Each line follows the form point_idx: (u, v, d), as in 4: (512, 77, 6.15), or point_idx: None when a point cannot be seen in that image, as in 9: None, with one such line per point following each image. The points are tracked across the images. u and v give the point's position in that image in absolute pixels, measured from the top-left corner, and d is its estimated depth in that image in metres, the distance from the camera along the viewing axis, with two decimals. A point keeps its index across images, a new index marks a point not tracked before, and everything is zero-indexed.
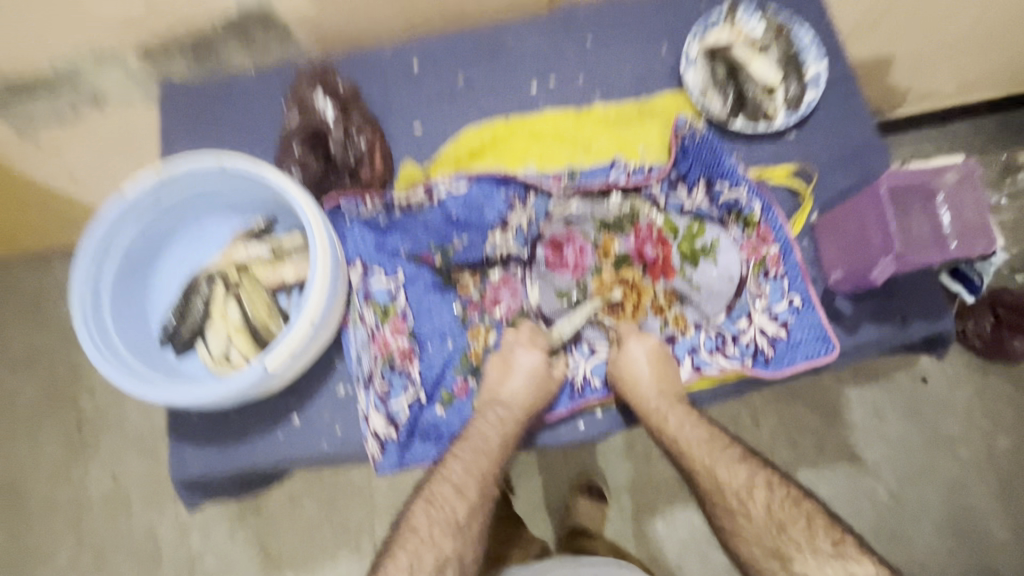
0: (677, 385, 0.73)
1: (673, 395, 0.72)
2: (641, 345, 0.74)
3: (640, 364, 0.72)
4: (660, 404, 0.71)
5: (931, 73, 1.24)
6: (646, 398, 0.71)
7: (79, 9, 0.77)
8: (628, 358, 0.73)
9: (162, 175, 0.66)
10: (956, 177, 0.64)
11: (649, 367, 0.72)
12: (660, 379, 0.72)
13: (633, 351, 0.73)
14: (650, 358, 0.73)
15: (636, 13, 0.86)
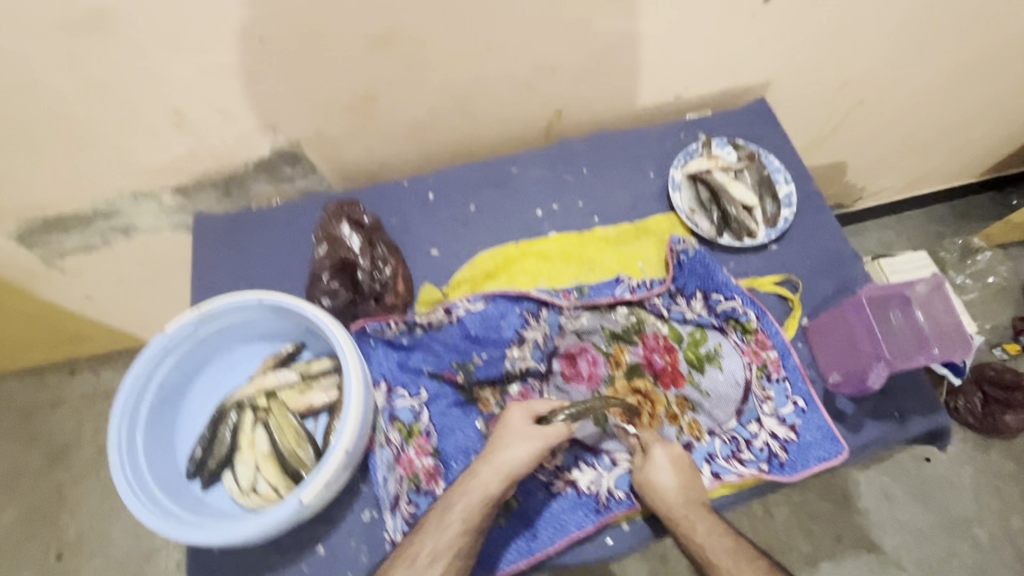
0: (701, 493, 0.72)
1: (699, 502, 0.71)
2: (664, 452, 0.74)
3: (666, 470, 0.72)
4: (687, 512, 0.70)
5: (879, 172, 1.42)
6: (668, 503, 0.70)
7: (127, 156, 0.87)
8: (654, 467, 0.73)
9: (202, 312, 0.71)
10: (926, 287, 0.72)
11: (675, 475, 0.72)
12: (688, 488, 0.71)
13: (658, 457, 0.73)
14: (675, 465, 0.73)
15: (624, 145, 0.98)
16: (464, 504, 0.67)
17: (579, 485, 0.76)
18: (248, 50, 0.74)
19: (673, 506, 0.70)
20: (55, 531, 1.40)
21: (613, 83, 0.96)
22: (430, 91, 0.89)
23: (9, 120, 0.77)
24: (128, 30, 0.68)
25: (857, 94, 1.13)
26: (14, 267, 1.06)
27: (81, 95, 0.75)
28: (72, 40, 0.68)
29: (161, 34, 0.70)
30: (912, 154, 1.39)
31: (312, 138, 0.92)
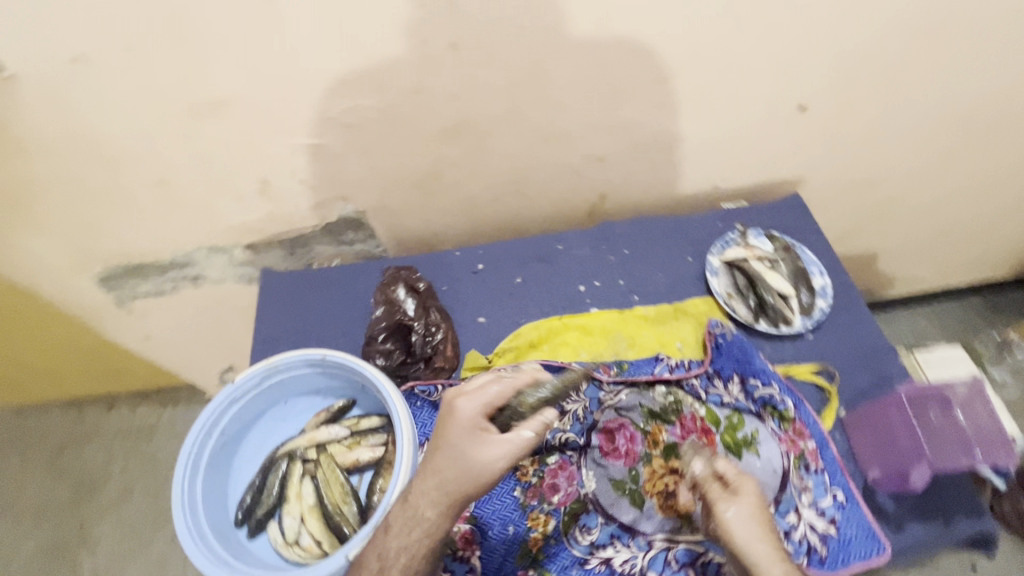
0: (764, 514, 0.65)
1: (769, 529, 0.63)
2: (742, 481, 0.67)
3: (742, 499, 0.65)
4: (760, 544, 0.61)
5: (911, 265, 1.44)
6: (743, 535, 0.62)
7: (213, 215, 0.96)
8: (732, 496, 0.66)
9: (271, 363, 0.76)
10: (965, 389, 0.74)
11: (750, 503, 0.65)
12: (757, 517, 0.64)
13: (737, 486, 0.67)
14: (749, 493, 0.66)
15: (663, 230, 1.05)
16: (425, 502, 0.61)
17: (612, 565, 0.74)
18: (337, 134, 0.85)
19: (751, 537, 0.62)
20: (71, 567, 1.42)
21: (654, 173, 1.05)
22: (488, 173, 0.98)
23: (121, 182, 0.87)
24: (242, 115, 0.79)
25: (889, 190, 1.19)
26: (89, 305, 1.15)
27: (187, 164, 0.86)
28: (193, 121, 0.79)
29: (267, 118, 0.80)
30: (942, 248, 1.41)
31: (377, 209, 1.01)
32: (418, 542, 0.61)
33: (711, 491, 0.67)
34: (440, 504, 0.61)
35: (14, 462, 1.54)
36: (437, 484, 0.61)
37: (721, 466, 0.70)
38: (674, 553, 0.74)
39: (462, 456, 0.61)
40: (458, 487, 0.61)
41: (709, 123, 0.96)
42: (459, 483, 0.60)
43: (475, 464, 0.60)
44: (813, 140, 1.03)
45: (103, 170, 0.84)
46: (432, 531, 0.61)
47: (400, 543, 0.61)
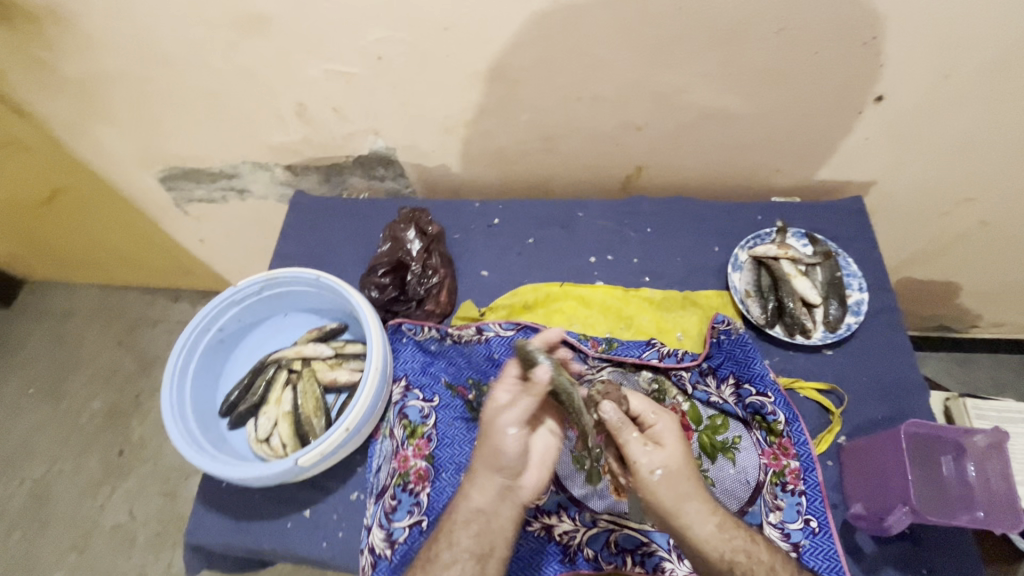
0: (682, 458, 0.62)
1: (687, 479, 0.61)
2: (659, 422, 0.65)
3: (662, 444, 0.63)
4: (684, 489, 0.61)
5: (1001, 305, 1.25)
6: (667, 480, 0.61)
7: (255, 131, 1.01)
8: (648, 440, 0.64)
9: (270, 275, 0.82)
10: (985, 441, 0.66)
11: (669, 446, 0.63)
12: (672, 463, 0.61)
13: (653, 428, 0.65)
14: (669, 433, 0.64)
15: (694, 215, 0.98)
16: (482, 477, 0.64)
17: (553, 532, 0.75)
18: (369, 64, 0.85)
19: (673, 494, 0.60)
20: (125, 429, 1.53)
21: (699, 152, 0.96)
22: (519, 127, 0.95)
23: (175, 86, 0.93)
24: (280, 33, 0.82)
25: (980, 214, 1.00)
26: (151, 201, 1.25)
27: (232, 76, 0.90)
28: (236, 34, 0.82)
29: (303, 40, 0.82)
30: None
31: (406, 148, 1.02)
32: (467, 518, 0.62)
33: (624, 433, 0.63)
34: (486, 483, 0.63)
35: (92, 332, 1.67)
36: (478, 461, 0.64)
37: (633, 406, 0.67)
38: (616, 536, 0.74)
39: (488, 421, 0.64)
40: (497, 463, 0.63)
41: (767, 103, 0.86)
42: (498, 459, 0.63)
43: (497, 432, 0.63)
44: (893, 140, 0.89)
45: (161, 73, 0.91)
46: (490, 510, 0.63)
47: (455, 518, 0.63)
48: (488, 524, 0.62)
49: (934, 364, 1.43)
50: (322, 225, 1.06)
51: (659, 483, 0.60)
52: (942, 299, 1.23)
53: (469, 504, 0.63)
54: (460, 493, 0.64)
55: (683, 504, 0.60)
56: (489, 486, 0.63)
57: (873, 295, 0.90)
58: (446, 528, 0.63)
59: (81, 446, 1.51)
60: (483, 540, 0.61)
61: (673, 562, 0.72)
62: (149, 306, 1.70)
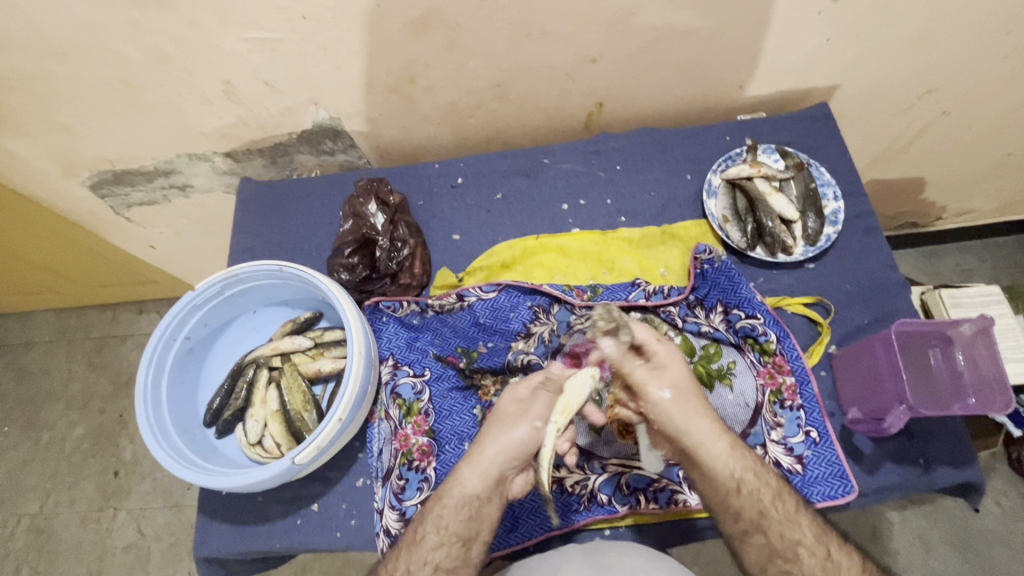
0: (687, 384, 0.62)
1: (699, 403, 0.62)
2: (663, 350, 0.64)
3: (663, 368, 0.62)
4: (689, 412, 0.61)
5: (967, 194, 1.26)
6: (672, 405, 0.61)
7: (183, 119, 0.92)
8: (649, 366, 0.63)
9: (229, 273, 0.76)
10: (970, 329, 0.67)
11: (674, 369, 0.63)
12: (682, 391, 0.62)
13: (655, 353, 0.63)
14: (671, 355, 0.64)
15: (661, 145, 0.95)
16: (472, 469, 0.63)
17: (564, 484, 0.75)
18: (293, 26, 0.77)
19: (686, 420, 0.61)
20: (115, 451, 1.48)
21: (660, 77, 0.92)
22: (469, 76, 0.88)
23: (82, 80, 0.84)
24: (186, 3, 0.72)
25: (942, 103, 0.99)
26: (89, 212, 1.15)
27: (143, 61, 0.81)
28: (136, 11, 0.73)
29: (214, 7, 0.73)
30: (1009, 175, 1.19)
31: (351, 116, 0.94)
32: (459, 503, 0.62)
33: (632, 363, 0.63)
34: (481, 468, 0.62)
35: (58, 359, 1.59)
36: (484, 448, 0.64)
37: (635, 334, 0.63)
38: (627, 478, 0.75)
39: (502, 415, 0.65)
40: (502, 450, 0.63)
41: (725, 16, 0.81)
42: (502, 449, 0.63)
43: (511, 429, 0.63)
44: (857, 37, 0.85)
45: (61, 67, 0.81)
46: (468, 496, 0.62)
47: (446, 504, 0.62)
48: (480, 508, 0.62)
49: (905, 260, 1.46)
50: (276, 212, 0.99)
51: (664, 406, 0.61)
52: (910, 195, 1.24)
53: (463, 489, 0.62)
54: (455, 477, 0.63)
55: (702, 431, 0.61)
56: (488, 474, 0.62)
57: (848, 202, 0.89)
58: (436, 512, 0.62)
59: (73, 475, 1.46)
60: (471, 524, 0.62)
61: (685, 493, 0.73)
62: (112, 322, 1.62)
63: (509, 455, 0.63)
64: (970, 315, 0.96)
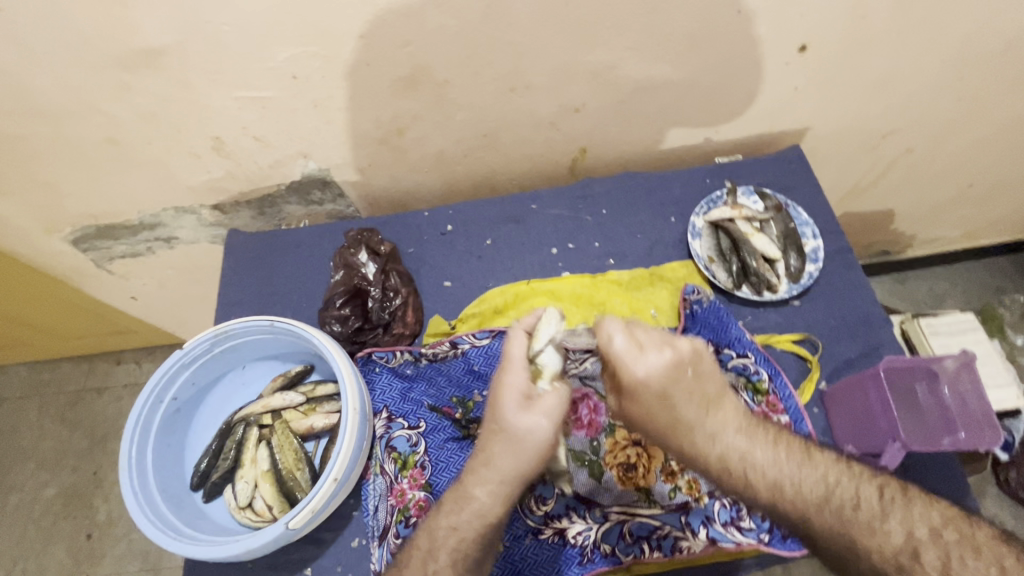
0: (687, 389, 0.61)
1: (714, 390, 0.62)
2: (666, 352, 0.60)
3: (653, 372, 0.60)
4: (677, 411, 0.61)
5: (935, 224, 1.31)
6: (652, 403, 0.60)
7: (169, 174, 0.92)
8: (645, 361, 0.60)
9: (219, 330, 0.76)
10: (956, 363, 0.69)
11: (666, 372, 0.60)
12: (670, 385, 0.60)
13: (646, 349, 0.60)
14: (671, 353, 0.60)
15: (645, 188, 0.98)
16: (485, 488, 0.62)
17: (567, 536, 0.74)
18: (283, 85, 0.79)
19: (679, 416, 0.61)
20: (88, 512, 1.41)
21: (641, 125, 0.95)
22: (456, 127, 0.91)
23: (67, 139, 0.83)
24: (179, 65, 0.74)
25: (906, 141, 1.04)
26: (69, 266, 1.13)
27: (131, 119, 0.81)
28: (128, 74, 0.74)
29: (207, 69, 0.75)
30: (973, 205, 1.25)
31: (340, 167, 0.95)
32: (477, 534, 0.61)
33: (622, 360, 0.60)
34: (502, 494, 0.62)
35: (29, 416, 1.52)
36: (497, 472, 0.62)
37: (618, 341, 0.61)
38: (629, 526, 0.74)
39: (520, 435, 0.61)
40: (522, 471, 0.62)
41: (700, 67, 0.85)
42: (522, 469, 0.61)
43: (535, 438, 0.61)
44: (823, 85, 0.91)
45: (48, 127, 0.81)
46: (481, 520, 0.61)
47: (462, 534, 0.61)
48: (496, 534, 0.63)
49: (881, 286, 1.50)
50: (265, 263, 0.99)
51: (645, 401, 0.61)
52: (882, 226, 1.29)
53: (482, 519, 0.61)
54: (471, 506, 0.62)
55: (718, 397, 0.62)
56: (508, 499, 0.62)
57: (827, 239, 0.92)
58: (451, 548, 0.60)
59: (42, 540, 1.38)
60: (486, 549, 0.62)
61: (690, 539, 0.73)
62: (87, 375, 1.56)
63: (524, 474, 0.62)
64: (949, 343, 0.99)
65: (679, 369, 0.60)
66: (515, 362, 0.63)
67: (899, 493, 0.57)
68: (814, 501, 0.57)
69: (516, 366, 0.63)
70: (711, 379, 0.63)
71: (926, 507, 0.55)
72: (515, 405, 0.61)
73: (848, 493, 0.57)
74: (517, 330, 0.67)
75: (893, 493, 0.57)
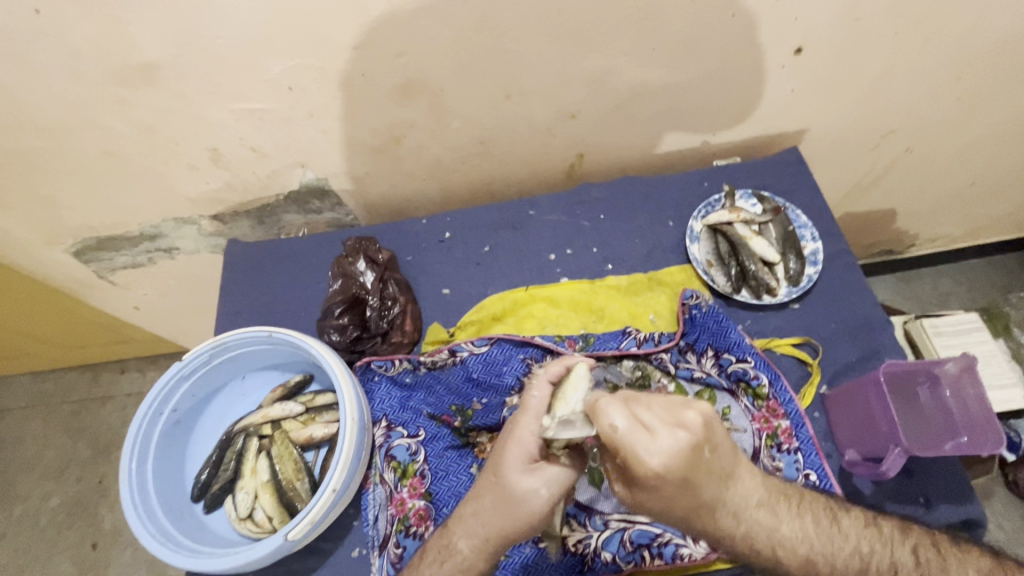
0: (697, 481, 0.51)
1: (716, 473, 0.53)
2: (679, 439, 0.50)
3: (669, 458, 0.49)
4: (694, 501, 0.52)
5: (938, 222, 1.30)
6: (669, 497, 0.51)
7: (168, 187, 0.93)
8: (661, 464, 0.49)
9: (218, 341, 0.76)
10: (957, 368, 0.68)
11: (684, 455, 0.50)
12: (687, 471, 0.50)
13: (655, 433, 0.50)
14: (683, 434, 0.50)
15: (643, 192, 0.97)
16: (465, 545, 0.62)
17: (568, 543, 0.74)
18: (279, 96, 0.79)
19: (686, 511, 0.52)
20: (94, 521, 1.41)
21: (636, 129, 0.95)
22: (453, 137, 0.91)
23: (67, 153, 0.84)
24: (175, 78, 0.74)
25: (905, 141, 1.04)
26: (71, 278, 1.14)
27: (128, 132, 0.82)
28: (125, 89, 0.75)
29: (203, 82, 0.75)
30: (975, 203, 1.24)
31: (337, 176, 0.96)
32: None
33: (631, 446, 0.50)
34: (484, 550, 0.61)
35: (34, 425, 1.53)
36: (479, 523, 0.61)
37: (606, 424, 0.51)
38: (629, 533, 0.74)
39: (515, 497, 0.59)
40: (507, 531, 0.60)
41: (694, 72, 0.85)
42: (508, 530, 0.60)
43: (529, 504, 0.59)
44: (819, 87, 0.90)
45: (46, 142, 0.81)
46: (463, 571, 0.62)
47: None
48: None
49: (884, 286, 1.49)
50: (264, 272, 0.99)
51: (660, 495, 0.51)
52: (883, 225, 1.28)
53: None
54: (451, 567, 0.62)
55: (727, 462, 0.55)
56: (490, 556, 0.62)
57: (826, 241, 0.92)
58: None
59: (48, 549, 1.39)
60: None
61: (691, 547, 0.72)
62: (91, 385, 1.57)
63: (509, 532, 0.61)
64: (952, 342, 0.98)
65: (694, 451, 0.50)
66: (531, 413, 0.63)
67: (930, 554, 0.59)
68: (851, 574, 0.58)
69: (530, 415, 0.63)
70: (726, 452, 0.55)
71: (960, 563, 0.58)
72: (519, 467, 0.60)
73: (884, 562, 0.59)
74: (542, 380, 0.65)
75: (925, 557, 0.59)
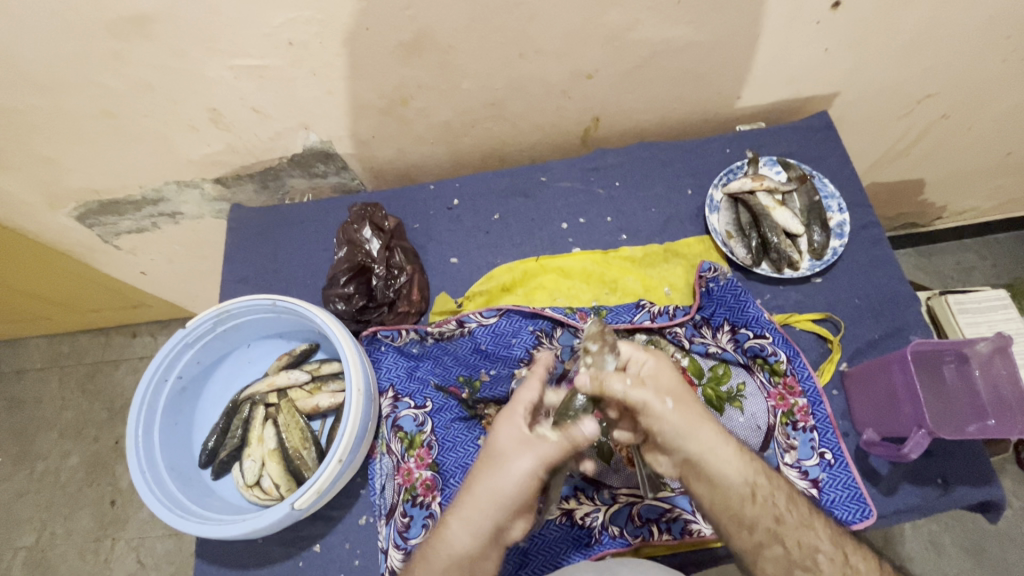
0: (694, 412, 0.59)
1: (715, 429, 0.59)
2: (649, 360, 0.62)
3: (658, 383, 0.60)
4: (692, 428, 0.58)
5: (969, 193, 1.24)
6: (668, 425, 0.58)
7: (170, 149, 0.90)
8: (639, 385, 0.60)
9: (221, 309, 0.74)
10: (988, 347, 0.65)
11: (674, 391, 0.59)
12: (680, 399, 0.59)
13: (650, 371, 0.61)
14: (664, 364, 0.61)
15: (660, 159, 0.93)
16: (459, 519, 0.58)
17: (574, 517, 0.73)
18: (280, 52, 0.75)
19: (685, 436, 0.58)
20: (111, 479, 1.45)
21: (656, 91, 0.90)
22: (463, 98, 0.86)
23: (64, 112, 0.81)
24: (168, 31, 0.70)
25: (944, 106, 0.97)
26: (76, 241, 1.12)
27: (125, 90, 0.78)
28: (119, 43, 0.71)
29: (199, 36, 0.71)
30: (1010, 174, 1.17)
31: (342, 138, 0.92)
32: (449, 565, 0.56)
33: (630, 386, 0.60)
34: (472, 523, 0.57)
35: (51, 386, 1.55)
36: (473, 496, 0.58)
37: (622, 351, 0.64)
38: (638, 508, 0.73)
39: (503, 464, 0.58)
40: (498, 498, 0.57)
41: (723, 27, 0.79)
42: (498, 496, 0.57)
43: (518, 472, 0.57)
44: (854, 46, 0.84)
45: (42, 99, 0.78)
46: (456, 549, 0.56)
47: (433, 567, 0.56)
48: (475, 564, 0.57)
49: (904, 259, 1.44)
50: (269, 239, 0.97)
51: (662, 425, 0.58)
52: (910, 196, 1.23)
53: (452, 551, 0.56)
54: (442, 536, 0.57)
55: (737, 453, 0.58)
56: (479, 527, 0.57)
57: (853, 213, 0.88)
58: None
59: (69, 505, 1.43)
60: None
61: (700, 523, 0.71)
62: (104, 349, 1.58)
63: (504, 499, 0.57)
64: (977, 319, 0.94)
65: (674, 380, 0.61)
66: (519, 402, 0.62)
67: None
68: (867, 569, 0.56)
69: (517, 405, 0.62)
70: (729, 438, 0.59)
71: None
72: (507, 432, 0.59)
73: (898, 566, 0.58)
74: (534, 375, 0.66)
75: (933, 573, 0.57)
